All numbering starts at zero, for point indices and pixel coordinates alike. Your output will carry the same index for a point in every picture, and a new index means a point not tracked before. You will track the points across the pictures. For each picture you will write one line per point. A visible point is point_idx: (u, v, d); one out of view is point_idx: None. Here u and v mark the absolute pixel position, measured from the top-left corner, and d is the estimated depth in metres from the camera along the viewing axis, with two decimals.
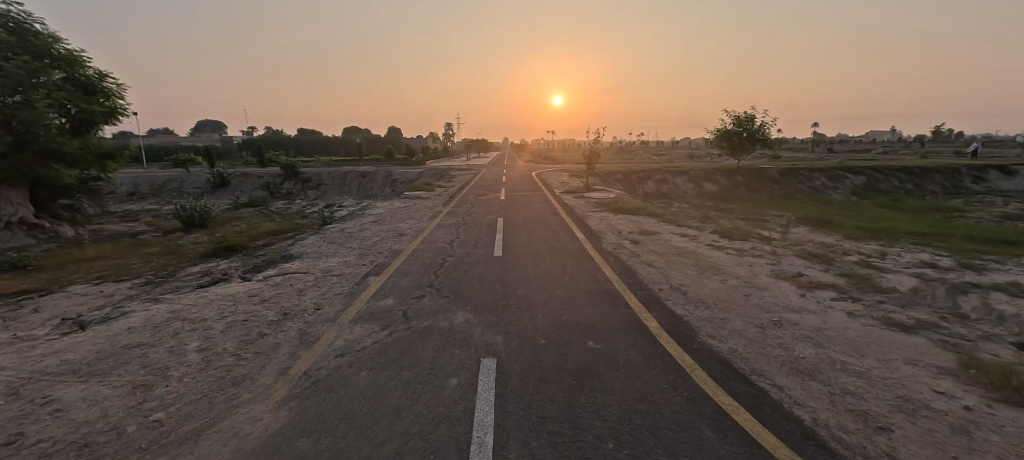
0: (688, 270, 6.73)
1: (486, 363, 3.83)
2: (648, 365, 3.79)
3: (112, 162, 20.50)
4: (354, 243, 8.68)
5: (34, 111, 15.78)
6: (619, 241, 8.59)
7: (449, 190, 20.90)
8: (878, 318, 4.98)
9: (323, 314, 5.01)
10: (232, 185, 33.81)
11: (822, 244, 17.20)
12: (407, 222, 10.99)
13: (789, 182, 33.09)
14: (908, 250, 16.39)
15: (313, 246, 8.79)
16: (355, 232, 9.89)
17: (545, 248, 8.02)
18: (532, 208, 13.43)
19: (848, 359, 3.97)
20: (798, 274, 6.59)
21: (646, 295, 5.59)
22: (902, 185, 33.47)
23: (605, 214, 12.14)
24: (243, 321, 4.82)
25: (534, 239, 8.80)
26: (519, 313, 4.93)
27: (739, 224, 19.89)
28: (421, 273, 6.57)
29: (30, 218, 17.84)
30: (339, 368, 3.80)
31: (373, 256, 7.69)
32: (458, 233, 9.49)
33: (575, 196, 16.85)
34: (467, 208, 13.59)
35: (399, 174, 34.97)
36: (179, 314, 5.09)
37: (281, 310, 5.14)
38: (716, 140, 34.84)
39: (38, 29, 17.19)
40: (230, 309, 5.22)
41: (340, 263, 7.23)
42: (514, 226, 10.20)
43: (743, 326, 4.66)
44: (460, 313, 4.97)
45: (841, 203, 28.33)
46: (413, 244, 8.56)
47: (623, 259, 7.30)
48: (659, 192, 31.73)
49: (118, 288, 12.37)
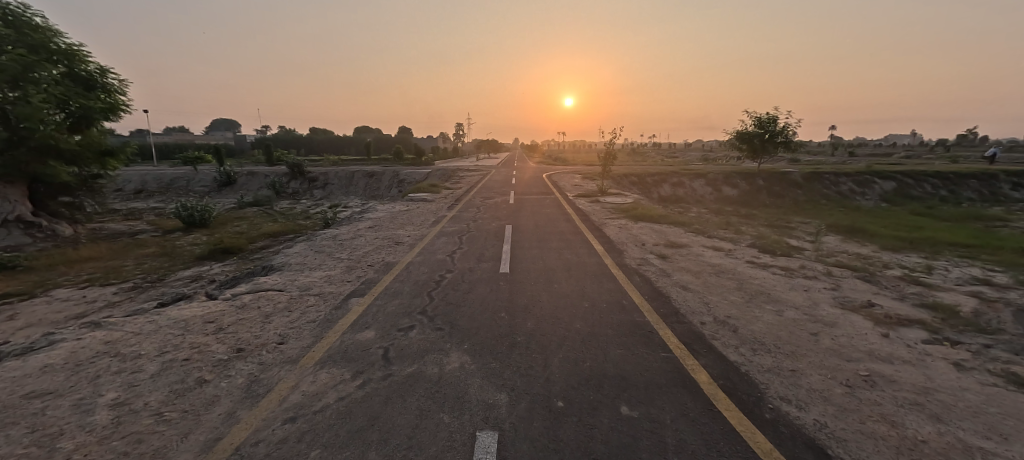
0: (732, 295, 5.60)
1: (483, 440, 2.79)
2: (710, 453, 2.70)
3: (113, 160, 20.00)
4: (344, 254, 7.72)
5: (30, 108, 15.35)
6: (643, 255, 7.47)
7: (456, 192, 20.02)
8: (996, 373, 3.82)
9: (284, 353, 4.01)
10: (238, 184, 33.39)
11: (858, 255, 15.81)
12: (407, 228, 10.03)
13: (815, 187, 31.36)
14: (956, 264, 14.92)
15: (298, 256, 7.80)
16: (348, 239, 8.93)
17: (560, 264, 6.93)
18: (542, 214, 12.33)
19: (988, 445, 2.84)
20: (868, 304, 5.42)
21: (687, 332, 4.49)
22: (934, 190, 31.56)
23: (624, 221, 11.04)
24: (183, 361, 3.84)
25: (546, 252, 7.75)
26: (529, 356, 3.89)
27: (764, 232, 18.58)
28: (413, 294, 5.57)
29: (28, 216, 17.40)
30: (284, 443, 2.80)
31: (361, 270, 6.70)
32: (461, 242, 8.49)
33: (589, 200, 15.70)
34: (473, 213, 12.53)
35: (406, 174, 34.19)
36: (114, 347, 4.17)
37: (235, 345, 4.17)
38: (736, 141, 33.34)
39: (38, 22, 16.75)
40: (175, 341, 4.27)
41: (322, 279, 6.26)
42: (523, 236, 9.15)
43: (824, 384, 3.53)
44: (454, 354, 3.94)
45: (870, 210, 26.68)
46: (409, 255, 7.54)
47: (651, 280, 6.18)
48: (675, 196, 30.30)
49: (101, 294, 11.62)
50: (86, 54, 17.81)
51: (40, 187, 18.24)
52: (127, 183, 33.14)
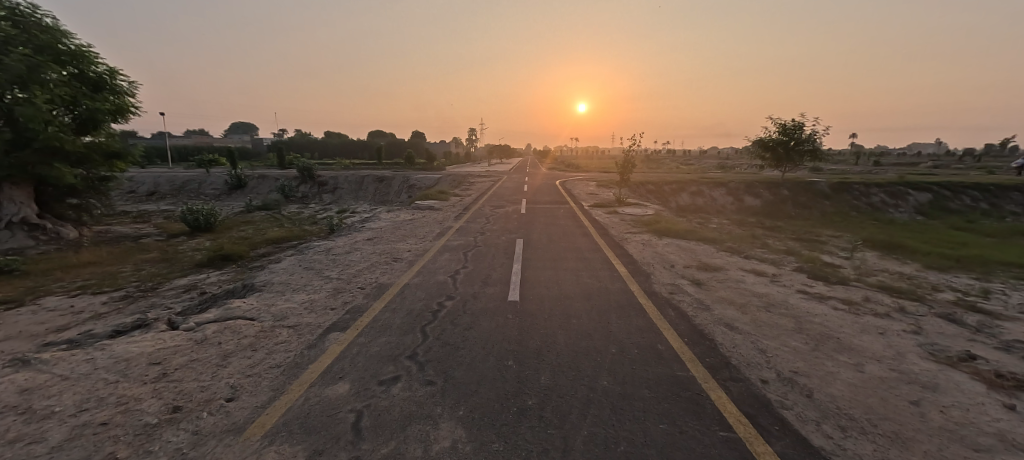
0: (793, 338, 4.56)
1: None
2: None
3: (121, 161, 19.73)
4: (334, 272, 6.87)
5: (33, 109, 14.99)
6: (674, 281, 6.45)
7: (465, 199, 19.30)
8: None
9: (228, 416, 3.14)
10: (249, 187, 33.29)
11: (901, 275, 14.42)
12: (408, 241, 9.22)
13: (844, 198, 29.71)
14: (1014, 287, 13.43)
15: (284, 272, 6.99)
16: (342, 254, 8.10)
17: (579, 291, 5.98)
18: (556, 226, 11.39)
19: None
20: (968, 357, 4.32)
21: (749, 396, 3.47)
22: (975, 203, 29.54)
23: (646, 236, 10.06)
24: (98, 427, 3.01)
25: (562, 274, 6.80)
26: (542, 433, 2.93)
27: (794, 247, 17.28)
28: (403, 329, 4.66)
29: (33, 218, 17.17)
30: None
31: (349, 294, 5.86)
32: (467, 260, 7.61)
33: (606, 211, 14.69)
34: (481, 224, 11.64)
35: (417, 179, 33.63)
36: (23, 401, 3.35)
37: (172, 402, 3.31)
38: (759, 149, 31.89)
39: (47, 23, 16.60)
40: (102, 394, 3.44)
41: (302, 305, 5.42)
42: (535, 253, 8.20)
43: None
44: (445, 426, 3.01)
45: (906, 224, 24.99)
46: (406, 276, 6.67)
47: (690, 315, 5.18)
48: (694, 205, 29.05)
49: (90, 304, 11.06)
50: (95, 55, 17.61)
51: (46, 188, 18.03)
52: (141, 185, 33.35)
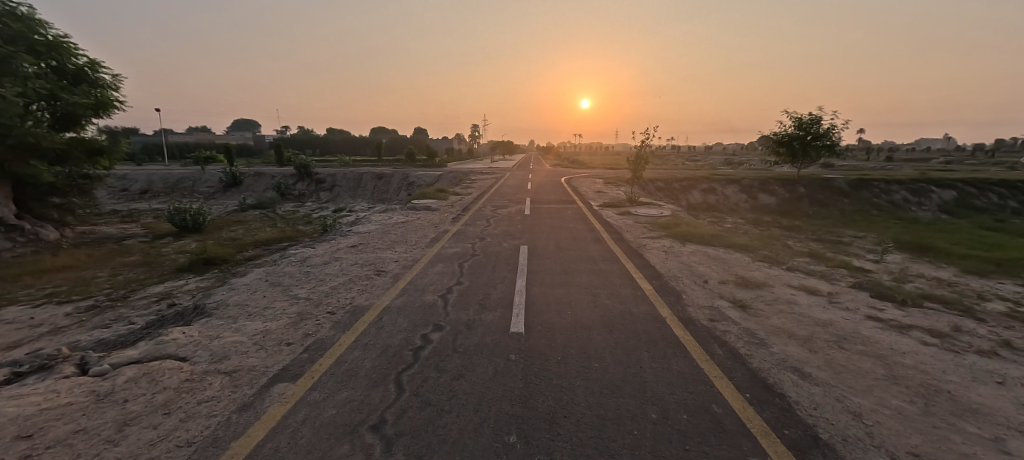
0: (892, 395, 3.39)
1: None
2: None
3: (105, 159, 18.66)
4: (303, 291, 5.76)
5: (4, 102, 13.66)
6: (713, 304, 5.30)
7: (466, 198, 18.27)
8: None
9: None
10: (245, 185, 32.34)
11: (940, 281, 13.18)
12: (397, 248, 8.14)
13: (863, 195, 28.31)
14: None
15: (245, 289, 5.92)
16: (318, 265, 6.98)
17: (597, 317, 4.86)
18: (565, 230, 10.26)
19: None
20: None
21: None
22: (1002, 201, 28.01)
23: (667, 242, 8.91)
24: None
25: (575, 293, 5.66)
26: None
27: (818, 249, 16.02)
28: (372, 378, 3.55)
29: (10, 219, 16.18)
30: None
31: (315, 321, 4.76)
32: (463, 273, 6.50)
33: (618, 212, 13.52)
34: (481, 228, 10.52)
35: (417, 176, 32.51)
36: None
37: None
38: (773, 145, 30.46)
39: (19, 12, 15.46)
40: None
41: (252, 339, 4.33)
42: (543, 264, 7.07)
43: None
44: None
45: (931, 223, 23.63)
46: (389, 295, 5.57)
47: (743, 353, 4.03)
48: (706, 204, 27.79)
49: (52, 316, 9.99)
50: (73, 46, 16.53)
51: (24, 187, 17.02)
52: (134, 183, 32.44)
